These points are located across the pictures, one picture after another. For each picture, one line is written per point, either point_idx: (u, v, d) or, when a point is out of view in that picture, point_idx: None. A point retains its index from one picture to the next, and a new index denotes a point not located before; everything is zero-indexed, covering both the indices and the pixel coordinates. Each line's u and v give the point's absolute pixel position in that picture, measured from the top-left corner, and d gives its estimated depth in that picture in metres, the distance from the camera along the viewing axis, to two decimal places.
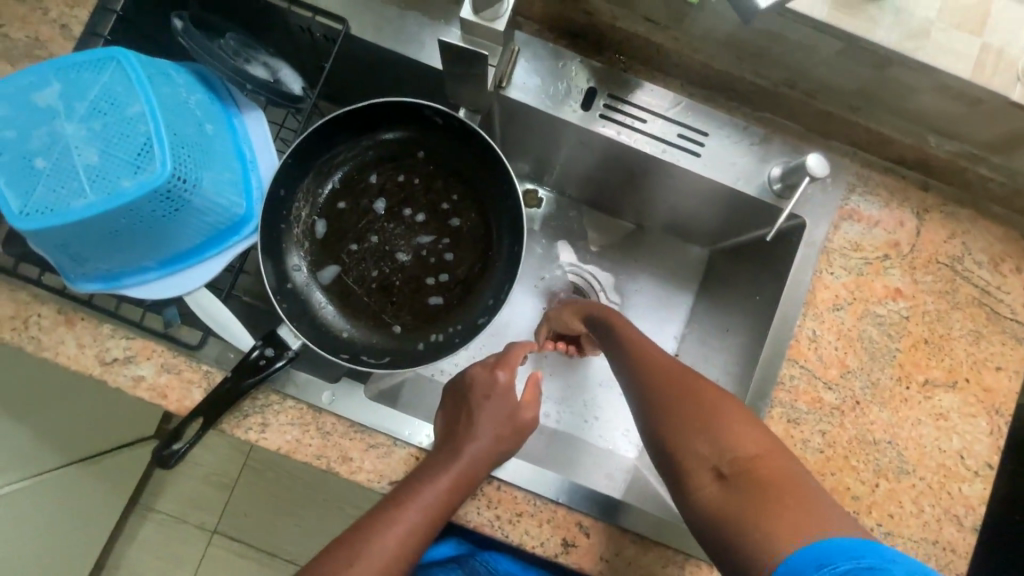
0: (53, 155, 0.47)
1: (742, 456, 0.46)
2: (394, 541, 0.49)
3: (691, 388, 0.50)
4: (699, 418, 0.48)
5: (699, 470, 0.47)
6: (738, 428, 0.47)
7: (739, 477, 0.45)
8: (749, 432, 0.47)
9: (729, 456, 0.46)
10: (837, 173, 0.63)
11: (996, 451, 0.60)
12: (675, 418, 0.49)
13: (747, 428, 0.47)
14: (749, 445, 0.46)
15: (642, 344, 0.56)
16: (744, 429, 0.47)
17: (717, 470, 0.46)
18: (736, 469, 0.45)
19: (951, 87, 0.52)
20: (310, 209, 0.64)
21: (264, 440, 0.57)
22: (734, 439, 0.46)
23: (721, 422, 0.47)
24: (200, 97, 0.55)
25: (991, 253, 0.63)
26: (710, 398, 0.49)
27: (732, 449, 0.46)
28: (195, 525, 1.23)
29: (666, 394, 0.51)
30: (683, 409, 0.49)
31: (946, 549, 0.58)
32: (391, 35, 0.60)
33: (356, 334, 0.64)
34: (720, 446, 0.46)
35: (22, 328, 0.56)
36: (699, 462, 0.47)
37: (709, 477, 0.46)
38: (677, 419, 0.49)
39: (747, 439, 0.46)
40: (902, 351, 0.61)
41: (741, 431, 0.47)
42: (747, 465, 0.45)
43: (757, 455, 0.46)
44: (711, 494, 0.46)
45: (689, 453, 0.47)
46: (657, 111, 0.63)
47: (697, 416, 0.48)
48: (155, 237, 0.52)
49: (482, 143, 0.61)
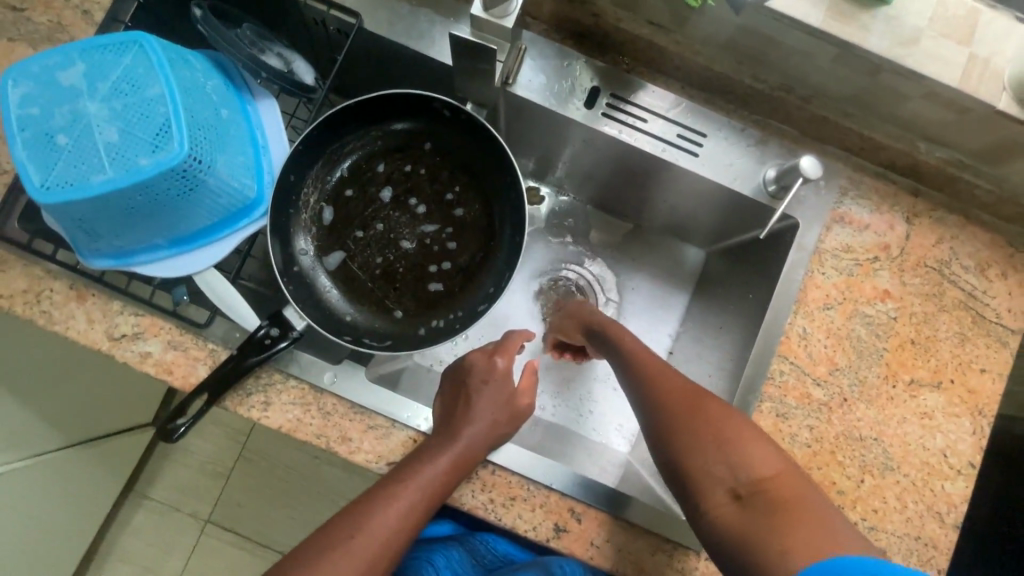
0: (75, 132, 0.49)
1: (756, 477, 0.49)
2: (394, 517, 0.51)
3: (705, 409, 0.52)
4: (717, 439, 0.50)
5: (716, 490, 0.49)
6: (752, 450, 0.50)
7: (755, 497, 0.48)
8: (762, 453, 0.50)
9: (744, 477, 0.49)
10: (830, 177, 0.65)
11: (979, 451, 0.62)
12: (693, 439, 0.51)
13: (761, 449, 0.50)
14: (763, 465, 0.49)
15: (646, 356, 0.59)
16: (759, 451, 0.50)
17: (733, 491, 0.49)
18: (751, 489, 0.48)
19: (940, 95, 0.54)
20: (318, 196, 0.66)
21: (266, 418, 0.59)
22: (748, 461, 0.49)
23: (737, 444, 0.50)
24: (216, 83, 0.57)
25: (978, 258, 0.65)
26: (725, 419, 0.52)
27: (747, 471, 0.49)
28: (189, 514, 1.24)
29: (676, 415, 0.53)
30: (695, 430, 0.52)
31: (928, 545, 0.60)
32: (403, 29, 0.62)
33: (359, 318, 0.66)
34: (736, 468, 0.49)
35: (34, 302, 0.57)
36: (716, 482, 0.49)
37: (726, 497, 0.49)
38: (696, 441, 0.51)
39: (760, 460, 0.49)
40: (889, 350, 0.63)
41: (756, 453, 0.50)
42: (761, 485, 0.48)
43: (770, 476, 0.49)
44: (726, 514, 0.48)
45: (707, 474, 0.50)
46: (659, 111, 0.65)
47: (714, 437, 0.51)
48: (168, 216, 0.54)
49: (488, 137, 0.63)
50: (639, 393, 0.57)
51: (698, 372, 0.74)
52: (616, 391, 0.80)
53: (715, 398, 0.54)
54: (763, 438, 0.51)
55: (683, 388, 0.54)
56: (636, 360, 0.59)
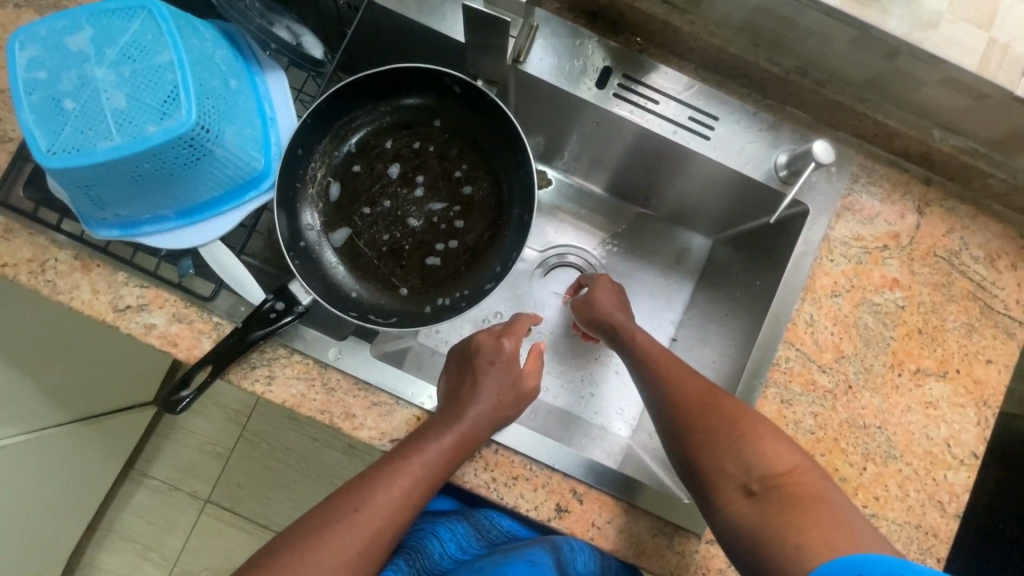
0: (82, 97, 0.48)
1: (771, 473, 0.50)
2: (398, 493, 0.51)
3: (717, 406, 0.54)
4: (730, 435, 0.52)
5: (728, 486, 0.51)
6: (767, 447, 0.51)
7: (768, 492, 0.49)
8: (777, 449, 0.51)
9: (758, 473, 0.50)
10: (842, 164, 0.65)
11: (982, 441, 0.62)
12: (707, 434, 0.53)
13: (776, 446, 0.51)
14: (779, 462, 0.50)
15: (661, 356, 0.61)
16: (773, 448, 0.51)
17: (746, 487, 0.50)
18: (765, 486, 0.49)
19: (959, 81, 0.54)
20: (325, 171, 0.65)
21: (270, 393, 0.58)
22: (763, 457, 0.51)
23: (750, 440, 0.52)
24: (225, 53, 0.56)
25: (988, 249, 0.64)
26: (736, 415, 0.53)
27: (761, 467, 0.50)
28: (189, 493, 1.24)
29: (690, 414, 0.55)
30: (710, 426, 0.53)
31: (929, 534, 0.60)
32: (414, 4, 0.61)
33: (365, 294, 0.66)
34: (749, 464, 0.51)
35: (38, 272, 0.57)
36: (729, 479, 0.51)
37: (739, 492, 0.50)
38: (710, 436, 0.53)
39: (776, 456, 0.51)
40: (896, 339, 0.63)
41: (771, 449, 0.51)
42: (777, 481, 0.49)
43: (786, 472, 0.50)
44: (740, 508, 0.50)
45: (720, 471, 0.52)
46: (671, 93, 0.65)
47: (727, 433, 0.53)
48: (175, 185, 0.54)
49: (499, 114, 0.63)
50: (652, 388, 0.59)
51: (702, 359, 0.74)
52: (620, 376, 0.80)
53: (729, 396, 0.55)
54: (776, 433, 0.52)
55: (696, 384, 0.56)
56: (646, 357, 0.61)
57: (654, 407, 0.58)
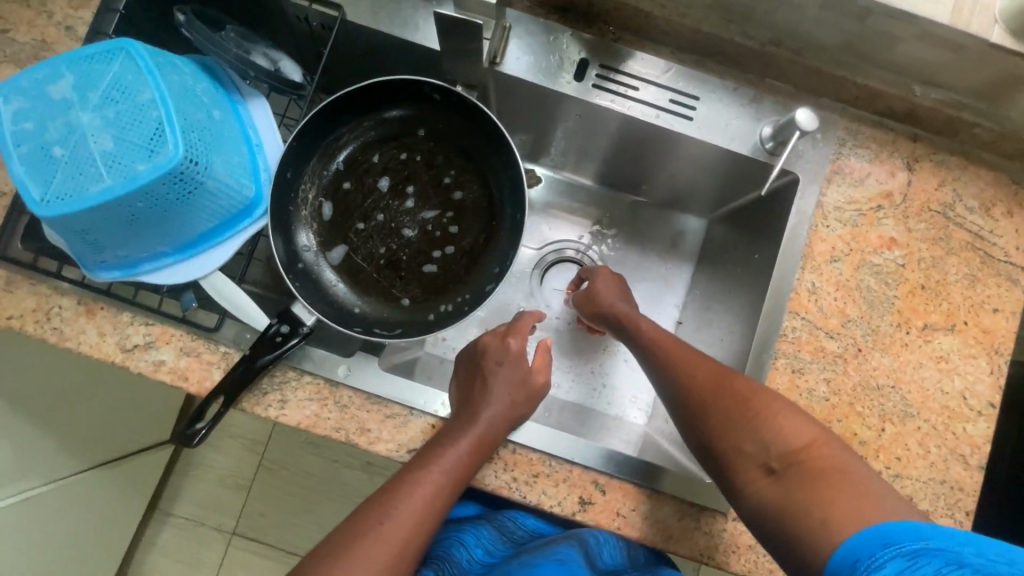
0: (69, 143, 0.49)
1: (789, 449, 0.49)
2: (421, 502, 0.51)
3: (729, 387, 0.54)
4: (743, 415, 0.52)
5: (748, 465, 0.50)
6: (782, 423, 0.50)
7: (789, 470, 0.48)
8: (793, 425, 0.50)
9: (776, 451, 0.49)
10: (827, 129, 0.65)
11: (997, 390, 0.62)
12: (723, 417, 0.53)
13: (793, 422, 0.50)
14: (795, 437, 0.49)
15: (668, 341, 0.61)
16: (789, 423, 0.50)
17: (766, 466, 0.49)
18: (784, 463, 0.48)
19: (934, 34, 0.54)
20: (316, 191, 0.66)
21: (284, 416, 0.59)
22: (779, 434, 0.50)
23: (764, 417, 0.51)
24: (206, 85, 0.57)
25: (983, 198, 0.64)
26: (748, 393, 0.53)
27: (778, 444, 0.49)
28: (215, 527, 1.24)
29: (702, 397, 0.55)
30: (724, 409, 0.53)
31: (954, 489, 0.60)
32: (387, 17, 0.62)
33: (368, 309, 0.66)
34: (766, 442, 0.50)
35: (44, 320, 0.57)
36: (748, 459, 0.51)
37: (760, 471, 0.50)
38: (725, 418, 0.53)
39: (792, 432, 0.49)
40: (900, 298, 0.63)
41: (787, 425, 0.50)
42: (795, 456, 0.48)
43: (804, 447, 0.48)
44: (763, 488, 0.49)
45: (738, 452, 0.51)
46: (649, 78, 0.65)
47: (741, 413, 0.52)
48: (170, 221, 0.54)
49: (481, 116, 0.63)
50: (663, 374, 0.59)
51: (708, 338, 0.74)
52: (629, 364, 0.80)
53: (739, 376, 0.55)
54: (790, 408, 0.51)
55: (707, 367, 0.56)
56: (653, 343, 0.61)
57: (666, 393, 0.58)
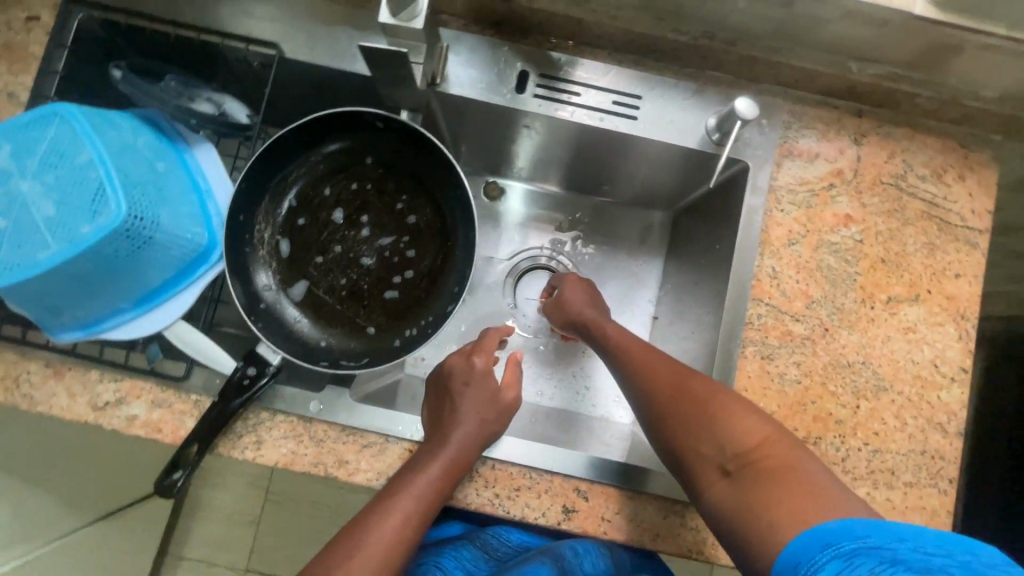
0: (13, 213, 0.49)
1: (743, 450, 0.49)
2: (400, 531, 0.51)
3: (685, 391, 0.54)
4: (701, 417, 0.52)
5: (707, 468, 0.50)
6: (738, 424, 0.50)
7: (743, 471, 0.48)
8: (747, 425, 0.50)
9: (731, 451, 0.49)
10: (771, 114, 0.65)
11: (968, 355, 0.62)
12: (686, 420, 0.53)
13: (747, 422, 0.50)
14: (747, 437, 0.49)
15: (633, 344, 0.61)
16: (744, 423, 0.50)
17: (722, 467, 0.49)
18: (738, 464, 0.48)
19: (859, 12, 0.54)
20: (271, 230, 0.66)
21: (261, 457, 0.59)
22: (733, 435, 0.50)
23: (720, 418, 0.51)
24: (147, 138, 0.57)
25: (933, 166, 0.65)
26: (707, 395, 0.53)
27: (733, 444, 0.49)
28: (227, 566, 1.24)
29: (665, 401, 0.55)
30: (682, 414, 0.53)
31: (935, 457, 0.60)
32: (325, 50, 0.62)
33: (334, 341, 0.66)
34: (722, 444, 0.50)
35: (13, 387, 0.57)
36: (706, 462, 0.50)
37: (718, 473, 0.49)
38: (686, 421, 0.53)
39: (744, 432, 0.49)
40: (862, 274, 0.63)
41: (740, 426, 0.50)
42: (748, 457, 0.48)
43: (754, 447, 0.48)
44: (719, 489, 0.49)
45: (697, 456, 0.51)
46: (590, 82, 0.65)
47: (699, 416, 0.52)
48: (123, 278, 0.54)
49: (425, 140, 0.63)
50: (631, 376, 0.59)
51: (681, 331, 0.74)
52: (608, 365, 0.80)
53: (697, 377, 0.55)
54: (747, 409, 0.51)
55: (670, 369, 0.56)
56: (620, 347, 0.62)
57: (635, 396, 0.59)
